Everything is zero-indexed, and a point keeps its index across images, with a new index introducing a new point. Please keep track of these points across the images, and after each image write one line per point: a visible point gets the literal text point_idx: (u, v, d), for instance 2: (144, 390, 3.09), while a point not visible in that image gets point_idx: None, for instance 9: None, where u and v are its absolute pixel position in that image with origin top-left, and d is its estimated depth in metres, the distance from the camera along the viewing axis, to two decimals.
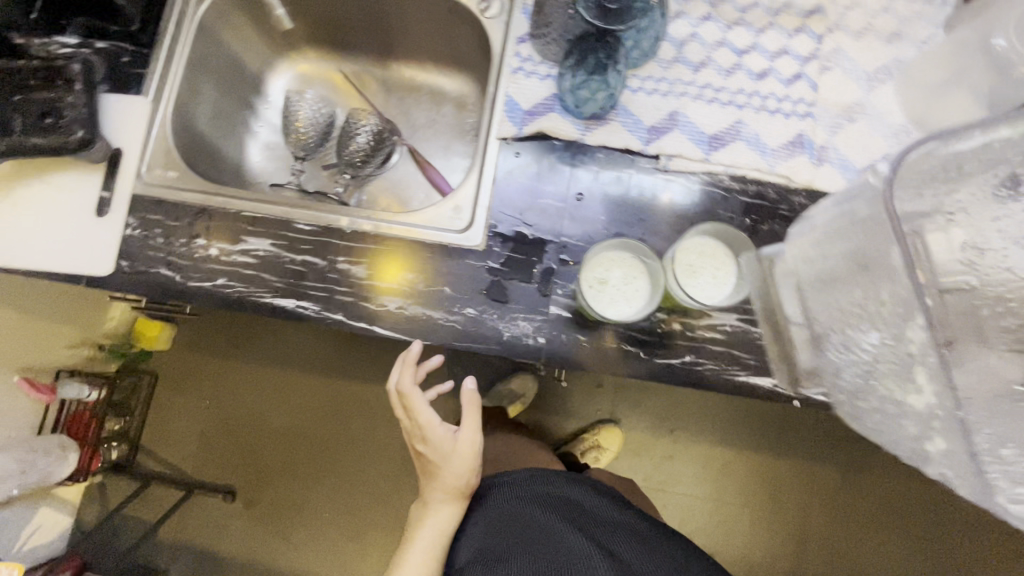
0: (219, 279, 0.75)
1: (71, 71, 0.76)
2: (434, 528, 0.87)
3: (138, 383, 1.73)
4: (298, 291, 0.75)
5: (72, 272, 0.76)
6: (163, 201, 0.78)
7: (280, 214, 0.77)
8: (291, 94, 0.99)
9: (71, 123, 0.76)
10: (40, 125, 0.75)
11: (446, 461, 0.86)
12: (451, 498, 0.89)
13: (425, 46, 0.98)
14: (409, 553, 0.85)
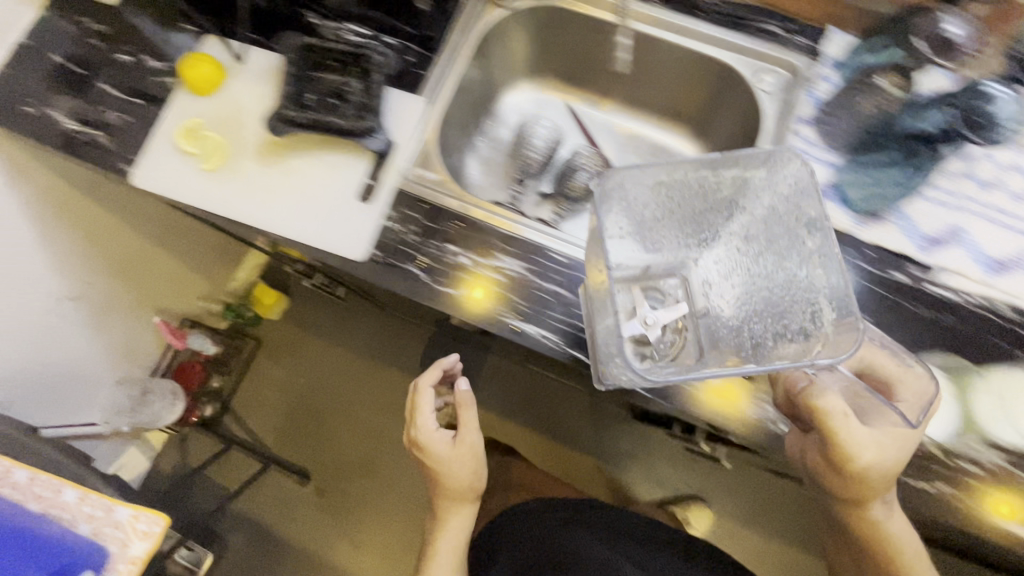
0: (465, 289, 0.75)
1: (372, 63, 0.80)
2: (453, 537, 0.90)
3: (242, 346, 1.73)
4: (542, 320, 0.74)
5: (326, 250, 0.77)
6: (425, 202, 0.79)
7: (535, 239, 0.77)
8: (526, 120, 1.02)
9: (354, 108, 0.78)
10: (328, 104, 0.78)
11: (421, 460, 0.83)
12: (466, 505, 0.89)
13: (669, 99, 0.98)
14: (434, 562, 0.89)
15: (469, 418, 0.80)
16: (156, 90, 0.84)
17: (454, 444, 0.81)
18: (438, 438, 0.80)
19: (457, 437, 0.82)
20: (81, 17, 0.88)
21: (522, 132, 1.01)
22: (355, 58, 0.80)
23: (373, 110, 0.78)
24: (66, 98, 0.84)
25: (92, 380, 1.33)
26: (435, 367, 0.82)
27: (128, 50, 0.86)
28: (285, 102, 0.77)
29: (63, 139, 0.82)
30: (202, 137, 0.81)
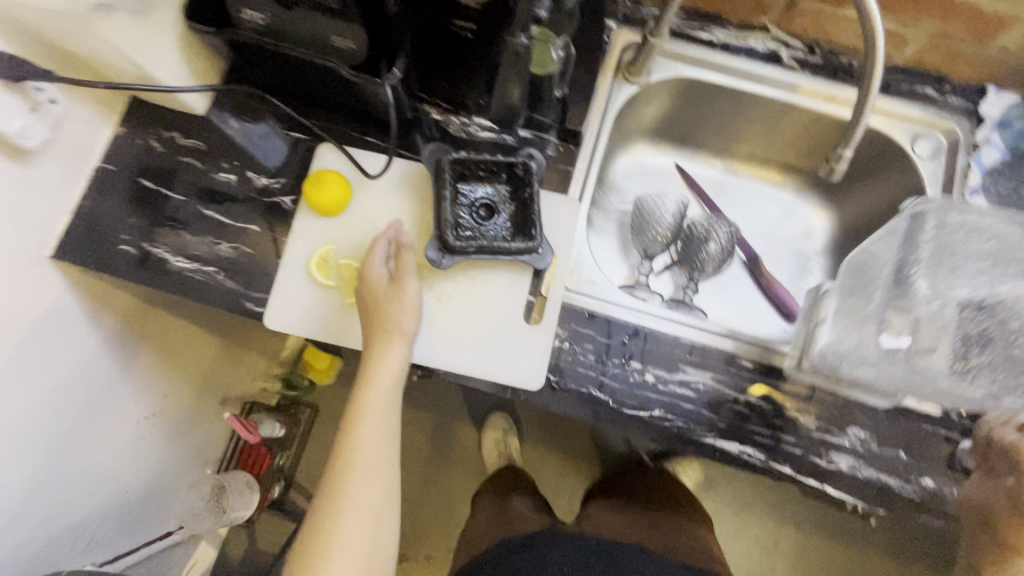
0: (656, 410, 0.70)
1: (519, 171, 0.74)
2: (379, 424, 0.65)
3: (299, 417, 1.57)
4: (743, 435, 0.70)
5: (500, 381, 0.70)
6: (594, 314, 0.73)
7: (720, 347, 0.72)
8: (647, 198, 0.95)
9: (512, 225, 0.73)
10: (485, 224, 0.73)
11: (375, 354, 0.66)
12: (396, 346, 0.66)
13: (794, 154, 0.93)
14: (365, 424, 0.64)
15: (412, 271, 0.68)
16: (268, 212, 0.75)
17: (394, 278, 0.68)
18: (409, 287, 0.67)
19: (398, 278, 0.67)
20: (165, 132, 0.77)
21: (642, 206, 0.95)
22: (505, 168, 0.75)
23: (535, 223, 0.72)
24: (166, 230, 0.74)
25: (167, 489, 1.23)
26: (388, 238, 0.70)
27: (228, 166, 0.76)
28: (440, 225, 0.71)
29: (175, 282, 0.73)
30: (337, 266, 0.72)
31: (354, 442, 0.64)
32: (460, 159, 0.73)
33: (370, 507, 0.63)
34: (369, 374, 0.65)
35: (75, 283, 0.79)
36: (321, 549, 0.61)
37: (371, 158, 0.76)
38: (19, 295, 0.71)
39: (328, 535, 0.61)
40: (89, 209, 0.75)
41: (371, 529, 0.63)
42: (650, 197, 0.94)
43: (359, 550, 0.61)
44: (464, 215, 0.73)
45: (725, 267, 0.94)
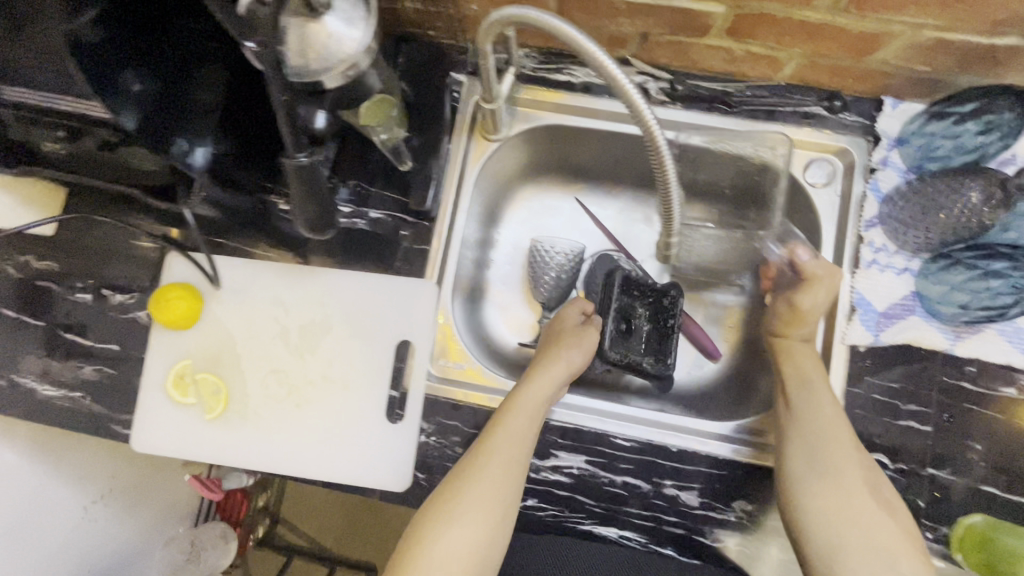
0: (529, 499, 0.67)
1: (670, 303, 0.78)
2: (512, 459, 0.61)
3: None
4: (621, 519, 0.66)
5: (367, 485, 0.68)
6: (460, 404, 0.70)
7: (595, 426, 0.68)
8: (541, 242, 0.90)
9: (649, 351, 0.78)
10: (629, 347, 0.78)
11: (536, 379, 0.68)
12: (551, 371, 0.69)
13: None
14: (496, 452, 0.61)
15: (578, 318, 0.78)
16: (127, 329, 0.74)
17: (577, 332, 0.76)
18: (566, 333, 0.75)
19: (585, 328, 0.76)
20: (19, 256, 0.76)
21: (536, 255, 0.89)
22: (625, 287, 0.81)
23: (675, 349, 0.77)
24: (31, 358, 0.74)
25: (142, 553, 1.28)
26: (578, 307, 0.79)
27: (84, 285, 0.75)
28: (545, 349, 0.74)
29: (46, 412, 0.73)
30: (194, 381, 0.71)
31: (468, 475, 0.60)
32: (625, 280, 0.80)
33: (464, 542, 0.57)
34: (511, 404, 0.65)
35: None
36: (418, 541, 0.58)
37: (222, 263, 0.73)
38: None
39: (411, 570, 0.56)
40: None
41: (467, 569, 0.57)
42: (542, 240, 0.89)
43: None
44: (614, 334, 0.79)
45: None
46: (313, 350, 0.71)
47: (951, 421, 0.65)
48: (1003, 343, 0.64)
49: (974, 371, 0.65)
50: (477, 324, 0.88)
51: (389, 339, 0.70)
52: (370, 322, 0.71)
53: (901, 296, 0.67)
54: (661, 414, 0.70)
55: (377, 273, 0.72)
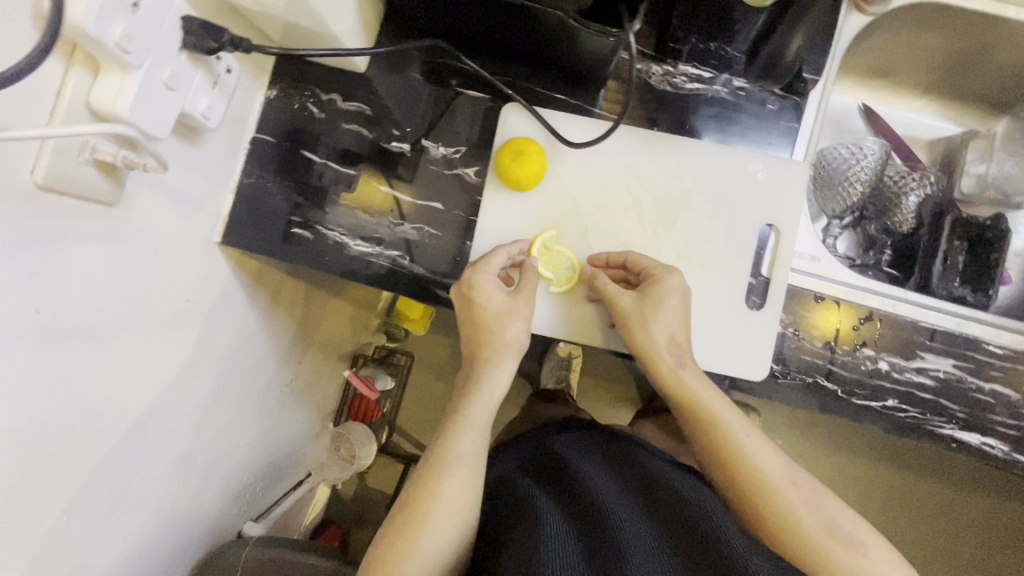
0: (889, 400, 0.65)
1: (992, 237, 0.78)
2: (497, 398, 0.59)
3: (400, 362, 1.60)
4: (986, 427, 0.64)
5: (726, 371, 0.65)
6: (822, 297, 0.66)
7: (966, 331, 0.65)
8: (844, 146, 0.85)
9: (969, 282, 0.78)
10: (952, 277, 0.78)
11: (482, 348, 0.60)
12: (502, 367, 0.59)
13: (1006, 88, 0.80)
14: (439, 464, 0.54)
15: (685, 303, 0.60)
16: (453, 185, 0.67)
17: (641, 300, 0.61)
18: (675, 306, 0.60)
19: (516, 293, 0.61)
20: (323, 93, 0.68)
21: (827, 158, 0.84)
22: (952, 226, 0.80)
23: (996, 284, 0.77)
24: (337, 209, 0.67)
25: (299, 446, 1.25)
26: (519, 246, 0.62)
27: (398, 134, 0.68)
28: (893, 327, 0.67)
29: (357, 268, 0.67)
30: (554, 253, 0.64)
31: (472, 387, 0.59)
32: (957, 220, 0.79)
33: (462, 510, 0.53)
34: (483, 361, 0.59)
35: (237, 267, 0.74)
36: (419, 502, 0.53)
37: (566, 121, 0.66)
38: (196, 286, 0.66)
39: (427, 492, 0.53)
40: (250, 190, 0.67)
41: None
42: (848, 143, 0.84)
43: (444, 528, 0.51)
44: (942, 264, 0.78)
45: (911, 230, 0.83)
46: (670, 227, 0.65)
47: None
48: None
49: None
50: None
51: (753, 222, 0.65)
52: (734, 200, 0.65)
53: None
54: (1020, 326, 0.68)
55: (740, 148, 0.66)
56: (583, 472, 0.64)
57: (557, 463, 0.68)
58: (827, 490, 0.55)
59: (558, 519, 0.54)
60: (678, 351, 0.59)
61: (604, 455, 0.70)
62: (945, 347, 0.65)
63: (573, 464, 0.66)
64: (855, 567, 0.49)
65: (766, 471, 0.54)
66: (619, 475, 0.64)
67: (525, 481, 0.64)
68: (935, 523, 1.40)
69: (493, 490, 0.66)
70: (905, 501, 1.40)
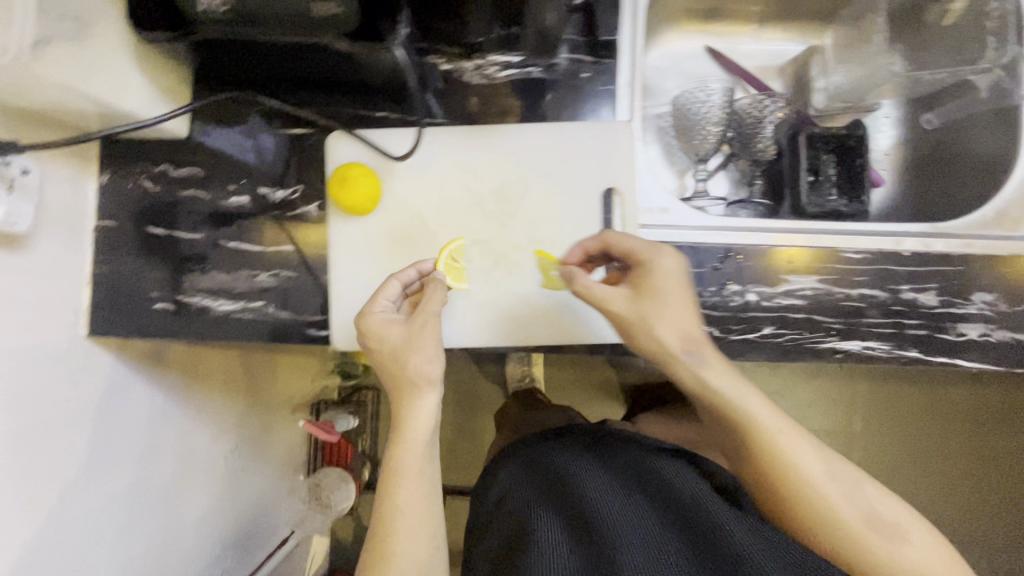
0: (766, 328, 0.65)
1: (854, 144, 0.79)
2: (429, 432, 0.56)
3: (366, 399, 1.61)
4: (864, 331, 0.65)
5: (601, 341, 0.65)
6: (678, 247, 0.66)
7: (822, 243, 0.66)
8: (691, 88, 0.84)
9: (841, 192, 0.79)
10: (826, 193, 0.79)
11: (399, 386, 0.57)
12: (426, 397, 0.56)
13: None
14: (388, 513, 0.54)
15: (687, 286, 0.56)
16: (299, 224, 0.68)
17: (636, 294, 0.56)
18: (676, 289, 0.56)
19: (416, 316, 0.59)
20: (154, 166, 0.68)
21: (680, 108, 0.85)
22: (811, 143, 0.80)
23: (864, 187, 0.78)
24: (194, 274, 0.68)
25: (272, 504, 1.25)
26: (410, 266, 0.61)
27: (238, 185, 0.68)
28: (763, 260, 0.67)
29: (228, 327, 0.67)
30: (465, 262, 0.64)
31: (400, 427, 0.56)
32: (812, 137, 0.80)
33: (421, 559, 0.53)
34: (402, 398, 0.56)
35: (121, 351, 0.74)
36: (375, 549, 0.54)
37: (392, 137, 0.67)
38: (73, 382, 0.66)
39: (379, 549, 0.53)
40: (106, 275, 0.68)
41: None
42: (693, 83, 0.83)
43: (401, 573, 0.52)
44: (808, 184, 0.79)
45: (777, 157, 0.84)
46: (514, 215, 0.65)
47: None
48: None
49: None
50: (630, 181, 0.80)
51: (593, 190, 0.66)
52: (568, 173, 0.66)
53: None
54: (878, 227, 0.69)
55: (564, 121, 0.66)
56: (581, 478, 0.62)
57: (555, 477, 0.64)
58: (866, 477, 0.52)
59: (565, 561, 0.51)
60: (696, 351, 0.54)
61: (602, 459, 0.67)
62: (806, 264, 0.66)
63: (573, 469, 0.64)
64: (892, 561, 0.48)
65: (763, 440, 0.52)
66: (621, 486, 0.61)
67: (520, 492, 0.64)
68: (917, 427, 1.41)
69: (496, 522, 0.63)
70: (882, 412, 1.41)
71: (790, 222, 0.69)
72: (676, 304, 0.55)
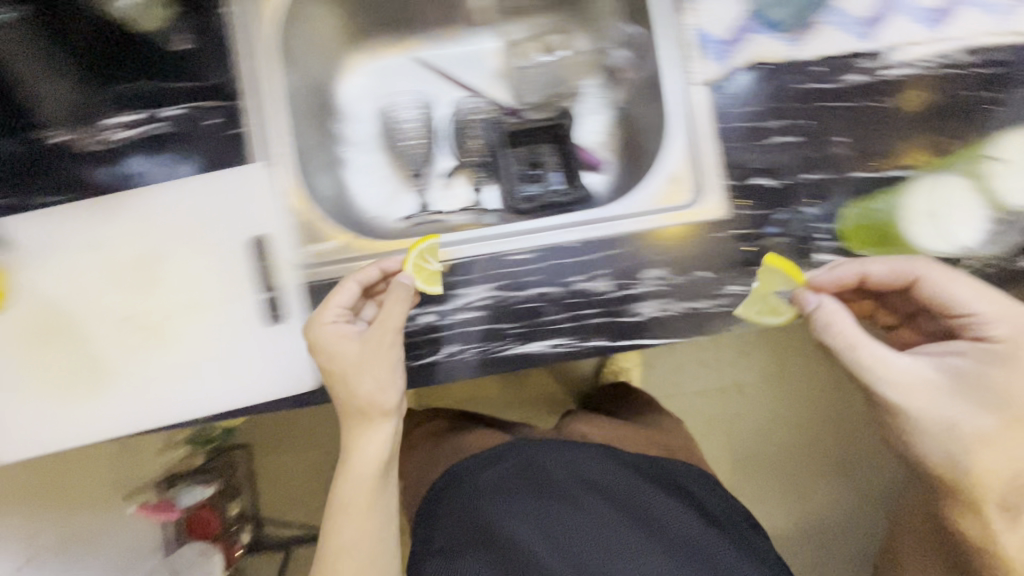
0: (447, 346, 0.64)
1: (560, 128, 0.82)
2: (372, 456, 0.64)
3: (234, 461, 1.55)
4: (545, 330, 0.64)
5: (274, 394, 0.63)
6: (341, 280, 0.64)
7: (486, 249, 0.65)
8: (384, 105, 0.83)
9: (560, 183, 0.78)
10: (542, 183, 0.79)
11: (347, 414, 0.63)
12: (381, 424, 0.63)
13: None
14: (345, 545, 0.63)
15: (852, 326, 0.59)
16: None
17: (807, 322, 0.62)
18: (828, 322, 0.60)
19: (379, 323, 0.60)
20: None
21: (387, 119, 0.85)
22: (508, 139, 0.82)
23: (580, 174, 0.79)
24: None
25: None
26: (373, 268, 0.62)
27: None
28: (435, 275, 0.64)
29: None
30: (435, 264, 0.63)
31: (352, 445, 0.64)
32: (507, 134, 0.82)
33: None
34: (355, 429, 0.64)
35: None
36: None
37: (16, 224, 0.63)
38: None
39: None
40: None
41: None
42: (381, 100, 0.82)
43: None
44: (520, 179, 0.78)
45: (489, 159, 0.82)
46: (159, 283, 0.63)
47: (807, 122, 0.66)
48: (835, 35, 0.66)
49: (814, 72, 0.66)
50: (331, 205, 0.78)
51: (239, 243, 0.64)
52: (211, 228, 0.64)
53: (727, 26, 0.66)
54: (552, 220, 0.67)
55: (197, 176, 0.64)
56: (503, 522, 0.71)
57: (614, 492, 0.74)
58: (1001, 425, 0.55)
59: None
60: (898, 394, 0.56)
61: (626, 463, 0.79)
62: (478, 272, 0.65)
63: (491, 496, 0.73)
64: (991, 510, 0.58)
65: (977, 488, 0.57)
66: (663, 521, 0.72)
67: (483, 505, 0.73)
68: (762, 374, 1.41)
69: (441, 530, 0.73)
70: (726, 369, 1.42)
71: (463, 231, 0.67)
72: (971, 395, 0.56)
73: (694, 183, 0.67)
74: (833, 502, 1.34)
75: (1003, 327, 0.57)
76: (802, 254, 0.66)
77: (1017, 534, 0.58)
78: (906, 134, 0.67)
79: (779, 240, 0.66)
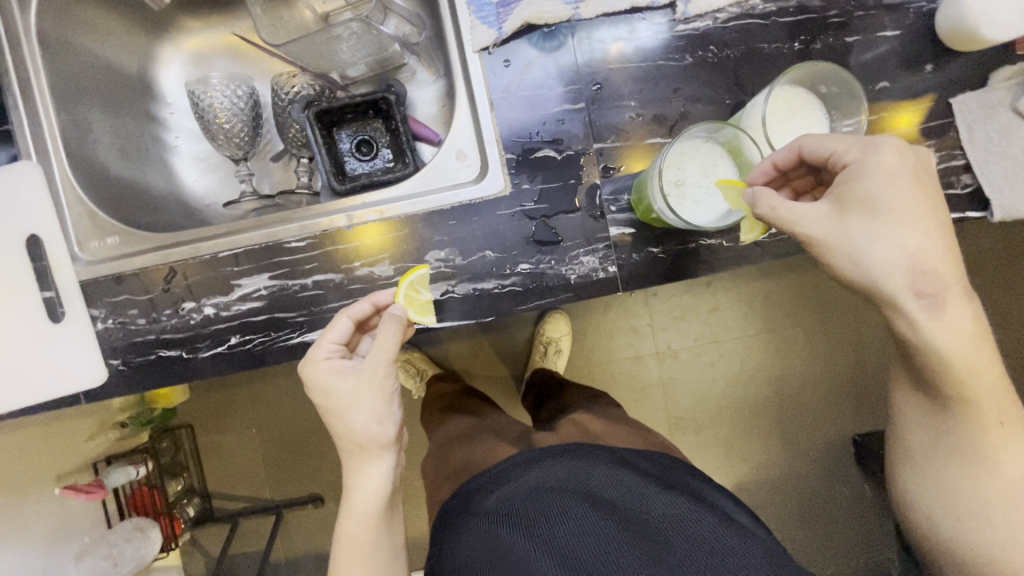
0: (232, 338, 0.64)
1: (386, 103, 0.73)
2: (372, 493, 0.58)
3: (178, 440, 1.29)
4: (327, 317, 0.64)
5: (61, 394, 0.63)
6: (121, 276, 0.64)
7: (263, 237, 0.64)
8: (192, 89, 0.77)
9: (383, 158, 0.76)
10: (364, 163, 0.76)
11: (349, 451, 0.58)
12: (373, 462, 0.58)
13: None
14: None
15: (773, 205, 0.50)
16: None
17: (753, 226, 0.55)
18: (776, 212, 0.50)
19: (329, 376, 0.56)
20: None
21: (199, 104, 0.77)
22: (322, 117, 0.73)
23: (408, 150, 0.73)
24: None
25: None
26: (363, 301, 0.59)
27: None
28: (217, 268, 0.64)
29: None
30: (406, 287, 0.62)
31: (350, 482, 0.59)
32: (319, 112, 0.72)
33: None
34: (354, 464, 0.58)
35: None
36: None
37: None
38: None
39: None
40: None
41: None
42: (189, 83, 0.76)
43: None
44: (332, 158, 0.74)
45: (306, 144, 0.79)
46: None
47: (595, 85, 0.63)
48: None
49: (597, 32, 0.62)
50: (162, 218, 0.74)
51: (13, 242, 0.63)
52: None
53: None
54: (339, 203, 0.66)
55: None
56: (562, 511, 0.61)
57: (612, 500, 0.62)
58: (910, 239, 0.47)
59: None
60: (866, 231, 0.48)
61: (647, 473, 0.67)
62: (264, 262, 0.64)
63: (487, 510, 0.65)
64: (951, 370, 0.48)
65: (886, 285, 0.48)
66: (648, 519, 0.59)
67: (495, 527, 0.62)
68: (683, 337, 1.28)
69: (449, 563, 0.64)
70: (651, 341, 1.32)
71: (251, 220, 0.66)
72: (854, 213, 0.48)
73: (475, 159, 0.65)
74: (793, 472, 1.32)
75: (850, 151, 0.49)
76: (595, 229, 0.63)
77: (947, 325, 0.47)
78: (706, 94, 0.62)
79: (570, 214, 0.63)
